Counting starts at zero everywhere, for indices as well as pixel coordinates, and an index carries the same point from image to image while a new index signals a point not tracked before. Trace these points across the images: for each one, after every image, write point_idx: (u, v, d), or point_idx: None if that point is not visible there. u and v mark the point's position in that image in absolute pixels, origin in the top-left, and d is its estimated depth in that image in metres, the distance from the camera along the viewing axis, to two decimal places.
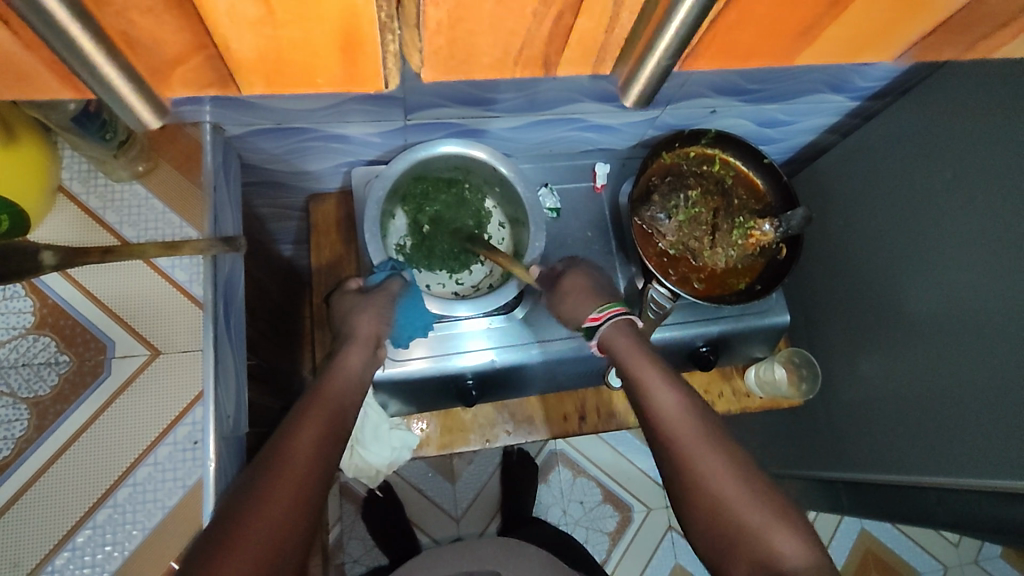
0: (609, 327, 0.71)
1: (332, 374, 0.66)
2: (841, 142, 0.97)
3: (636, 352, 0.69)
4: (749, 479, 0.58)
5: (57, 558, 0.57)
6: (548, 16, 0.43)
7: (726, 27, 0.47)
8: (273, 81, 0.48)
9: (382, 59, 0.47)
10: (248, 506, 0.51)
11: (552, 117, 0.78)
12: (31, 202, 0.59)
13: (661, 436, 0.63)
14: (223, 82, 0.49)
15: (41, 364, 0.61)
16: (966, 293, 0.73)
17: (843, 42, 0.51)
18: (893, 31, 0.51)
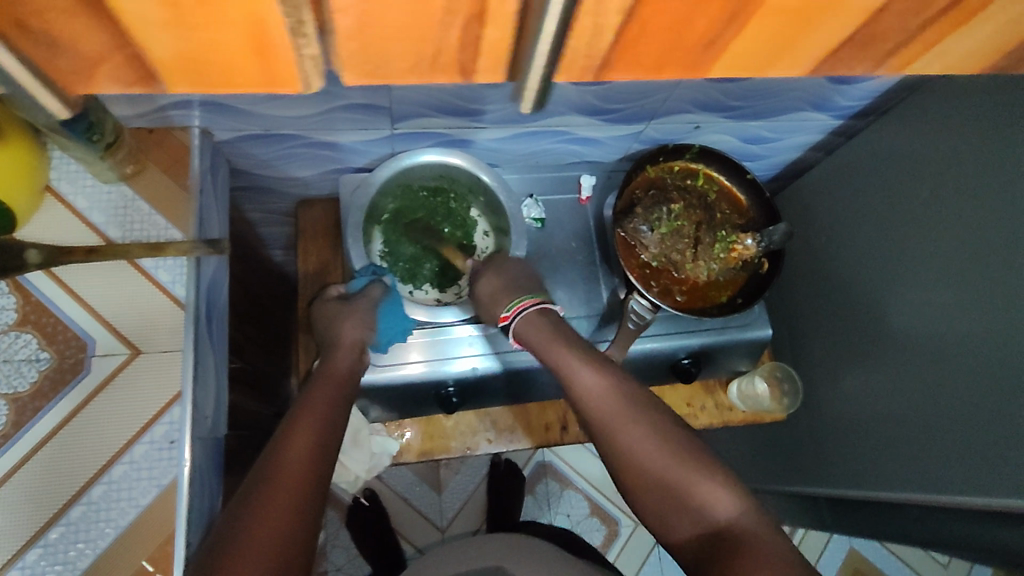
0: (522, 318, 0.71)
1: (319, 383, 0.66)
2: (825, 160, 0.98)
3: (550, 343, 0.69)
4: (674, 443, 0.61)
5: (30, 553, 0.58)
6: (454, 24, 0.35)
7: (627, 38, 0.38)
8: (199, 82, 0.39)
9: (302, 67, 0.37)
10: (244, 524, 0.51)
11: (537, 129, 0.80)
12: (20, 202, 0.60)
13: (593, 421, 0.65)
14: (149, 82, 0.39)
15: (21, 361, 0.61)
16: (945, 311, 0.74)
17: (753, 55, 0.40)
18: (798, 50, 0.40)
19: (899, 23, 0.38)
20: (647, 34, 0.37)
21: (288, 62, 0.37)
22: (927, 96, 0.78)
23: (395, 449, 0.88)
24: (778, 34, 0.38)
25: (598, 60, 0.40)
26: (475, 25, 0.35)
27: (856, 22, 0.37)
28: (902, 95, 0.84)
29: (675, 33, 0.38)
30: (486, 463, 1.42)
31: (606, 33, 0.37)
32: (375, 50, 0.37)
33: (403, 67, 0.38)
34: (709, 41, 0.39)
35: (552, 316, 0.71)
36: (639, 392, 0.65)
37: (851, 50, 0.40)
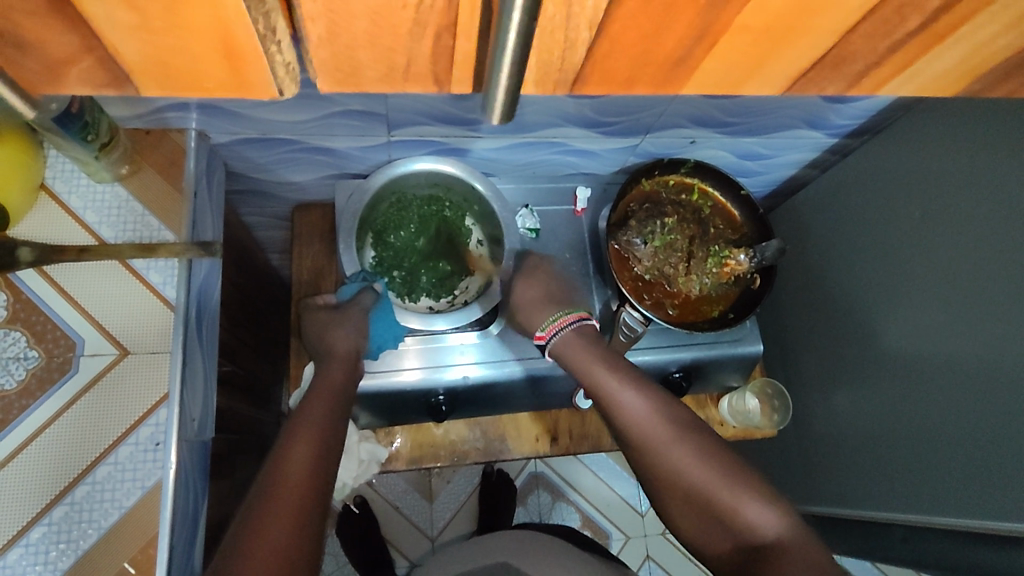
0: (563, 336, 0.73)
1: (313, 393, 0.66)
2: (820, 178, 0.99)
3: (588, 363, 0.70)
4: (716, 459, 0.62)
5: (9, 553, 0.57)
6: (423, 35, 0.33)
7: (597, 54, 0.35)
8: (167, 85, 0.35)
9: (275, 74, 0.35)
10: (244, 538, 0.51)
11: (534, 140, 0.80)
12: (13, 200, 0.61)
13: (633, 439, 0.66)
14: (121, 86, 0.35)
15: (8, 359, 0.61)
16: (937, 332, 0.74)
17: (724, 72, 0.38)
18: (768, 68, 0.38)
19: (868, 45, 0.36)
20: (616, 49, 0.35)
21: (261, 67, 0.34)
22: (920, 116, 0.79)
23: (384, 457, 0.88)
24: (749, 51, 0.36)
25: (571, 76, 0.37)
26: (449, 37, 0.33)
27: (827, 41, 0.35)
28: (896, 115, 0.85)
29: (645, 48, 0.35)
30: (477, 473, 1.42)
31: (577, 49, 0.34)
32: (348, 60, 0.34)
33: (379, 76, 0.36)
34: (677, 58, 0.36)
35: (593, 336, 0.73)
36: (678, 410, 0.66)
37: (823, 73, 0.39)
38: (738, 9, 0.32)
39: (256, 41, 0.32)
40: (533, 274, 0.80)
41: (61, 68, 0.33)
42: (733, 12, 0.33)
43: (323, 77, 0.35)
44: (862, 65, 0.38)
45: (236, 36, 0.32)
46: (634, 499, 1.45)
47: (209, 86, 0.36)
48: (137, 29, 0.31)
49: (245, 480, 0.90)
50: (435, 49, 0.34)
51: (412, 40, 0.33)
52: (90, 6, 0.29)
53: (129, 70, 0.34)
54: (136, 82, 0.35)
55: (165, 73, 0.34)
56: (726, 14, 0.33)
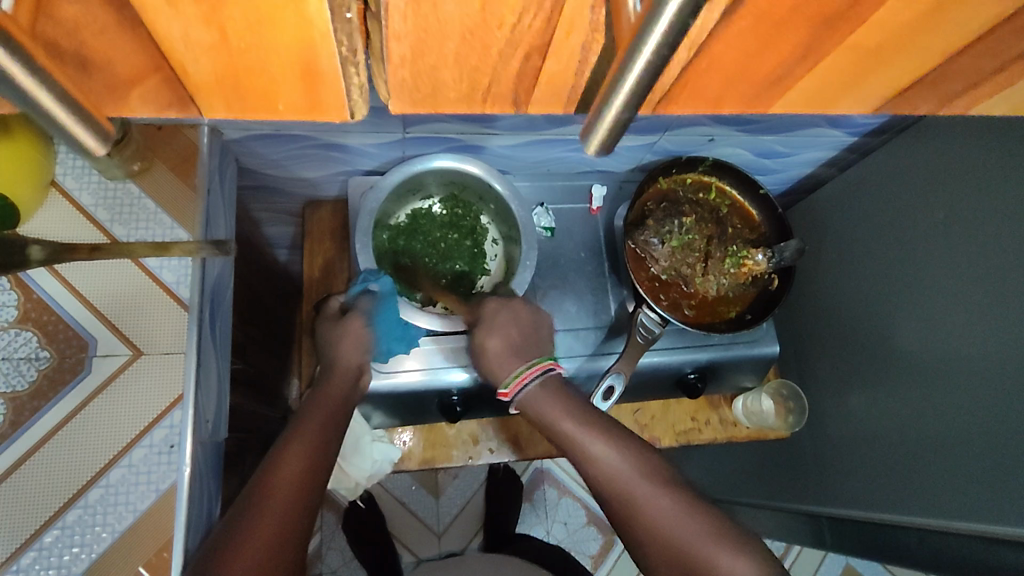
0: (527, 391, 0.66)
1: (313, 400, 0.66)
2: (838, 176, 0.97)
3: (558, 416, 0.64)
4: (694, 511, 0.59)
5: (23, 557, 0.56)
6: (515, 52, 0.39)
7: (700, 65, 0.41)
8: (236, 101, 0.44)
9: (348, 96, 0.43)
10: (229, 541, 0.52)
11: (551, 137, 0.78)
12: (27, 198, 0.60)
13: (608, 494, 0.62)
14: (184, 104, 0.44)
15: (20, 360, 0.60)
16: (956, 335, 0.73)
17: (819, 90, 0.45)
18: (863, 80, 0.43)
19: (976, 66, 0.43)
20: (716, 67, 0.42)
21: (335, 88, 0.42)
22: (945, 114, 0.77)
23: (397, 457, 0.87)
24: (844, 61, 0.41)
25: (659, 96, 0.44)
26: (540, 54, 0.39)
27: (933, 60, 0.42)
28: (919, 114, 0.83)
29: (745, 66, 0.42)
30: (484, 469, 1.41)
31: (675, 69, 0.41)
32: (424, 78, 0.42)
33: (448, 91, 0.43)
34: (775, 74, 0.42)
35: (557, 384, 0.67)
36: (652, 458, 0.63)
37: (922, 90, 0.46)
38: (844, 30, 0.38)
39: (327, 61, 0.39)
40: (500, 319, 0.70)
41: (126, 88, 0.42)
42: (836, 41, 0.39)
43: (394, 100, 0.44)
44: (961, 85, 0.45)
45: (311, 58, 0.38)
46: None
47: (280, 108, 0.44)
48: (216, 49, 0.37)
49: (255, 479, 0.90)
50: (520, 63, 0.41)
51: (498, 59, 0.40)
52: (176, 30, 0.36)
53: (200, 89, 0.42)
54: (205, 99, 0.43)
55: (240, 88, 0.41)
56: (831, 44, 0.39)
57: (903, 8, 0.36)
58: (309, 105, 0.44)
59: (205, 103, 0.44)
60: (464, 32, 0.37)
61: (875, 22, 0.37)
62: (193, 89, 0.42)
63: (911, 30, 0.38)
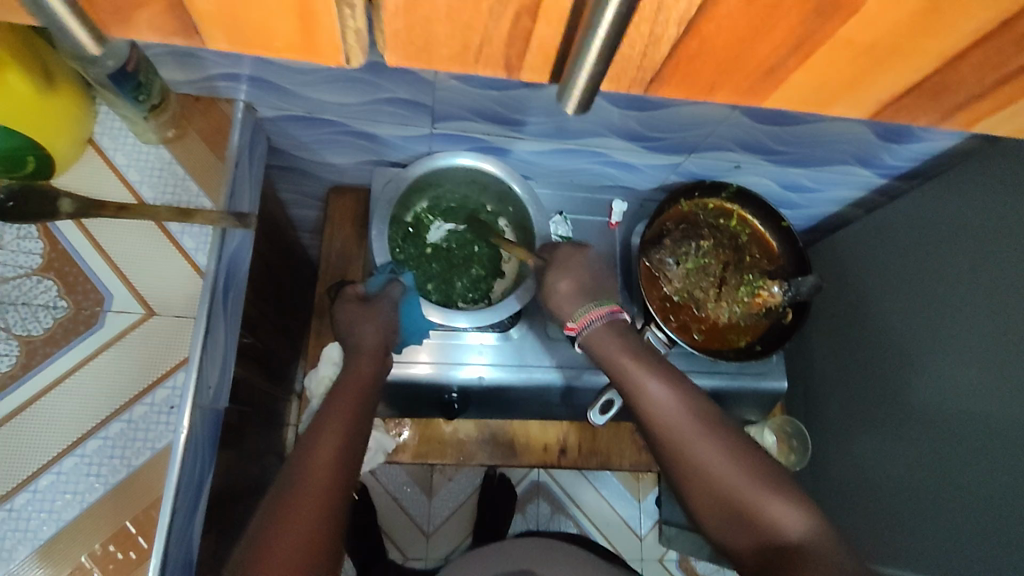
0: (592, 329, 0.64)
1: (342, 383, 0.65)
2: (864, 217, 0.96)
3: (620, 356, 0.62)
4: (746, 461, 0.58)
5: (17, 496, 0.58)
6: (505, 14, 0.33)
7: (684, 51, 0.37)
8: (234, 37, 0.35)
9: (346, 41, 0.36)
10: (270, 531, 0.52)
11: (576, 147, 0.79)
12: (62, 149, 0.62)
13: (660, 438, 0.60)
14: (186, 34, 0.36)
15: (39, 306, 0.62)
16: (965, 389, 0.71)
17: (809, 88, 0.40)
18: (860, 91, 0.40)
19: (975, 76, 0.38)
20: (708, 49, 0.36)
21: (333, 33, 0.35)
22: (973, 165, 0.76)
23: (391, 447, 0.88)
24: (844, 65, 0.37)
25: (649, 76, 0.39)
26: (529, 18, 0.33)
27: (930, 64, 0.37)
28: (950, 162, 0.82)
29: (738, 52, 0.37)
30: (480, 475, 1.40)
31: (665, 46, 0.36)
32: (422, 35, 0.36)
33: (450, 53, 0.37)
34: (768, 67, 0.38)
35: (622, 325, 0.65)
36: (707, 403, 0.61)
37: (919, 100, 0.41)
38: (843, 21, 0.33)
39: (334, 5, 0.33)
40: (571, 262, 0.69)
41: (130, 11, 0.34)
42: (831, 31, 0.34)
43: (394, 52, 0.37)
44: (963, 95, 0.40)
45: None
46: (635, 521, 1.43)
47: (276, 47, 0.37)
48: None
49: (252, 454, 0.90)
50: (515, 28, 0.34)
51: (492, 18, 0.34)
52: None
53: (196, 17, 0.34)
54: (204, 33, 0.35)
55: (236, 27, 0.34)
56: (823, 36, 0.35)
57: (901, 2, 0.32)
58: (303, 43, 0.36)
59: (206, 34, 0.35)
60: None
61: (870, 15, 0.33)
62: (190, 20, 0.34)
63: (915, 27, 0.34)
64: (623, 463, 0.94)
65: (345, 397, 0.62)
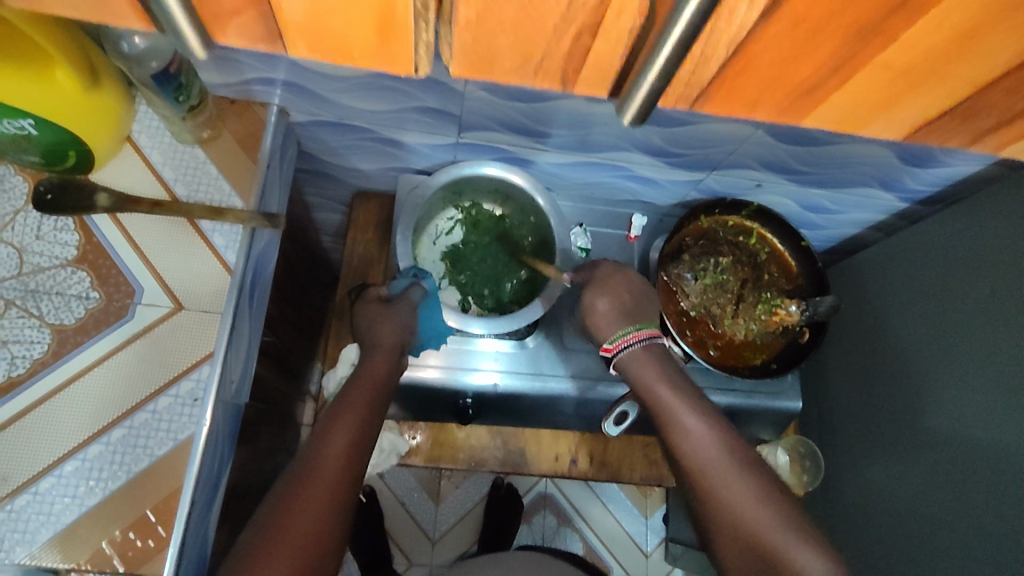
0: (630, 351, 0.69)
1: (355, 379, 0.66)
2: (883, 240, 0.96)
3: (659, 382, 0.67)
4: (773, 500, 0.59)
5: (43, 481, 0.59)
6: (567, 32, 0.39)
7: (731, 69, 0.42)
8: (317, 46, 0.43)
9: (417, 52, 0.44)
10: (273, 522, 0.52)
11: (599, 161, 0.80)
12: (103, 146, 0.65)
13: (688, 465, 0.63)
14: (273, 40, 0.44)
15: (72, 296, 0.64)
16: (982, 415, 0.71)
17: (849, 107, 0.45)
18: (894, 112, 0.46)
19: (1004, 102, 0.44)
20: (753, 69, 0.42)
21: (404, 43, 0.43)
22: (993, 191, 0.76)
23: (404, 450, 0.89)
24: (882, 86, 0.42)
25: (695, 92, 0.45)
26: (589, 37, 0.40)
27: (963, 91, 0.42)
28: (972, 188, 0.82)
29: (782, 72, 0.42)
30: (487, 483, 1.41)
31: (712, 65, 0.41)
32: (487, 44, 0.42)
33: (513, 66, 0.44)
34: (810, 85, 0.43)
35: (660, 352, 0.70)
36: (737, 439, 0.63)
37: (953, 123, 0.47)
38: (880, 50, 0.38)
39: (409, 17, 0.39)
40: (608, 284, 0.73)
41: None
42: (866, 59, 0.39)
43: (458, 64, 0.45)
44: (993, 119, 0.47)
45: (395, 13, 0.39)
46: (641, 538, 1.42)
47: (354, 54, 0.44)
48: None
49: (267, 451, 0.92)
50: (573, 47, 0.41)
51: (555, 35, 0.40)
52: None
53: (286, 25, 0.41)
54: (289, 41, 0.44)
55: (321, 34, 0.42)
56: (859, 62, 0.39)
57: (934, 33, 0.37)
58: (380, 51, 0.44)
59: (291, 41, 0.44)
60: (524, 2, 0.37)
61: (906, 45, 0.38)
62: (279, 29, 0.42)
63: (941, 59, 0.39)
64: (635, 476, 0.94)
65: (356, 395, 0.63)
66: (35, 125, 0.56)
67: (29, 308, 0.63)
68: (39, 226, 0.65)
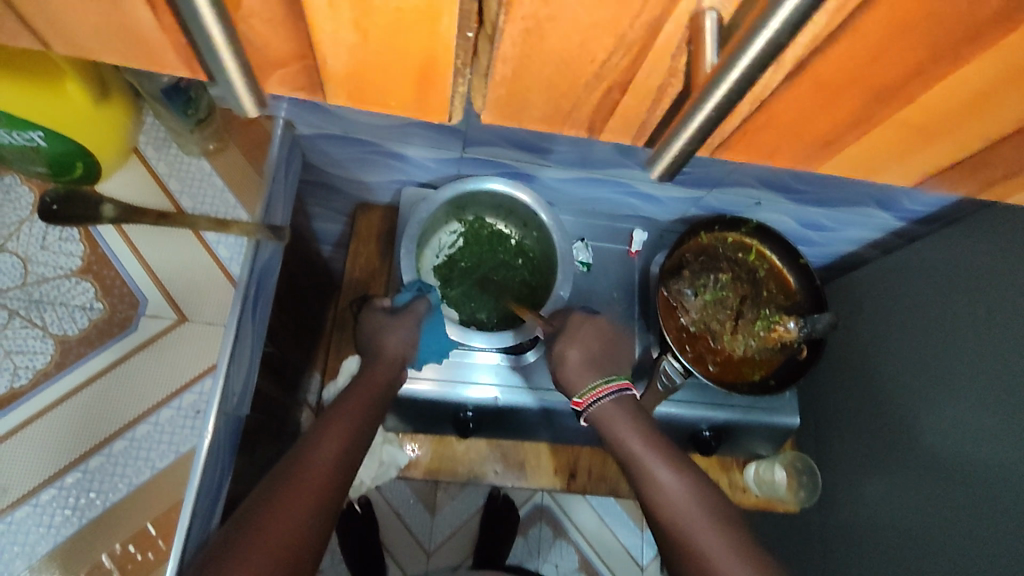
0: (599, 405, 0.69)
1: (355, 386, 0.67)
2: (881, 258, 0.97)
3: (630, 436, 0.66)
4: (753, 559, 0.56)
5: (43, 493, 0.59)
6: (598, 86, 0.44)
7: (751, 123, 0.46)
8: (354, 95, 0.47)
9: (452, 101, 0.48)
10: (261, 516, 0.51)
11: (601, 177, 0.81)
12: (111, 158, 0.65)
13: (665, 523, 0.60)
14: (311, 88, 0.47)
15: (75, 307, 0.64)
16: (976, 434, 0.72)
17: (863, 159, 0.50)
18: (903, 166, 0.50)
19: (1009, 157, 0.48)
20: (773, 123, 0.46)
21: (441, 96, 0.46)
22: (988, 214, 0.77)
23: (404, 462, 0.89)
24: (898, 138, 0.46)
25: (715, 143, 0.50)
26: (617, 91, 0.44)
27: (970, 146, 0.46)
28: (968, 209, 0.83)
29: (802, 128, 0.46)
30: (483, 494, 1.40)
31: (736, 120, 0.46)
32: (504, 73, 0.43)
33: (540, 115, 0.48)
34: (829, 138, 0.47)
35: (630, 404, 0.69)
36: (717, 496, 0.61)
37: (957, 175, 0.51)
38: (898, 108, 0.42)
39: (448, 68, 0.42)
40: (580, 332, 0.73)
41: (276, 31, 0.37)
42: (886, 115, 0.43)
43: (490, 112, 0.49)
44: (994, 175, 0.50)
45: (437, 65, 0.42)
46: (637, 550, 1.41)
47: (390, 104, 0.48)
48: (354, 44, 0.40)
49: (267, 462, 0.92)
50: (602, 95, 0.45)
51: (586, 88, 0.44)
52: (325, 32, 0.39)
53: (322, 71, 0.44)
54: (328, 91, 0.47)
55: (361, 80, 0.45)
56: (878, 120, 0.44)
57: (951, 96, 0.41)
58: (417, 104, 0.48)
59: (329, 91, 0.47)
60: (561, 59, 0.41)
61: (923, 106, 0.42)
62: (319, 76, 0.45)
63: (958, 117, 0.43)
64: (633, 491, 0.94)
65: (352, 401, 0.64)
66: (44, 136, 0.57)
67: (33, 318, 0.63)
68: (43, 236, 0.65)
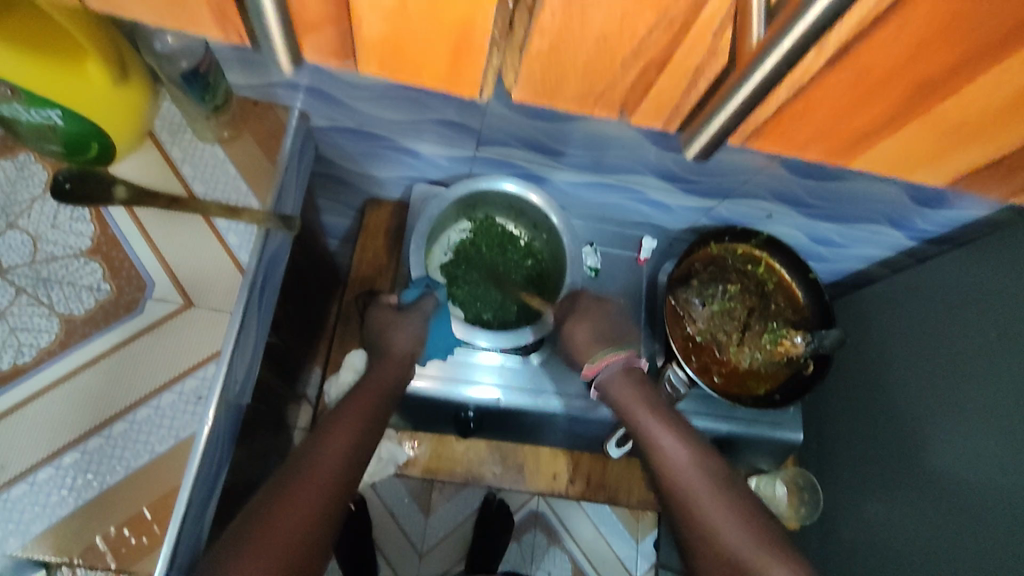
0: (608, 373, 0.75)
1: (369, 383, 0.67)
2: (889, 277, 0.97)
3: (637, 405, 0.73)
4: (745, 518, 0.65)
5: (41, 471, 0.59)
6: (632, 65, 0.44)
7: (788, 111, 0.48)
8: (387, 63, 0.48)
9: (484, 77, 0.49)
10: (268, 513, 0.51)
11: (613, 182, 0.81)
12: (126, 140, 0.65)
13: (671, 489, 0.68)
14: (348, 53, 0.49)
15: (82, 287, 0.64)
16: (981, 457, 0.71)
17: (903, 153, 0.52)
18: (943, 162, 0.53)
19: None
20: (812, 113, 0.48)
21: (474, 68, 0.48)
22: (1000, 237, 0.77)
23: (402, 460, 0.89)
24: (938, 133, 0.48)
25: (749, 131, 0.52)
26: (649, 72, 0.45)
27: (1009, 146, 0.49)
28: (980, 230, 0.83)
29: (841, 118, 0.48)
30: (479, 498, 1.39)
31: (774, 105, 0.48)
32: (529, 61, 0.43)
33: (570, 95, 0.50)
34: (867, 130, 0.49)
35: (637, 374, 0.76)
36: (715, 463, 0.69)
37: (993, 175, 0.54)
38: (937, 103, 0.44)
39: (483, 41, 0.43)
40: (591, 311, 0.79)
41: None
42: (925, 109, 0.45)
43: (519, 90, 0.50)
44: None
45: (474, 38, 0.43)
46: (631, 561, 1.40)
47: (422, 75, 0.50)
48: (393, 13, 0.41)
49: (264, 453, 0.91)
50: (633, 76, 0.45)
51: (618, 69, 0.45)
52: (366, 1, 0.40)
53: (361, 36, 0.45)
54: (365, 59, 0.49)
55: (396, 50, 0.46)
56: (915, 114, 0.46)
57: (990, 92, 0.43)
58: (448, 77, 0.49)
59: (364, 58, 0.48)
60: (601, 35, 0.41)
61: (962, 100, 0.44)
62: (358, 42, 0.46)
63: (998, 113, 0.45)
64: (631, 500, 0.93)
65: (364, 397, 0.64)
66: (62, 115, 0.56)
67: (40, 297, 0.63)
68: (55, 214, 0.65)
